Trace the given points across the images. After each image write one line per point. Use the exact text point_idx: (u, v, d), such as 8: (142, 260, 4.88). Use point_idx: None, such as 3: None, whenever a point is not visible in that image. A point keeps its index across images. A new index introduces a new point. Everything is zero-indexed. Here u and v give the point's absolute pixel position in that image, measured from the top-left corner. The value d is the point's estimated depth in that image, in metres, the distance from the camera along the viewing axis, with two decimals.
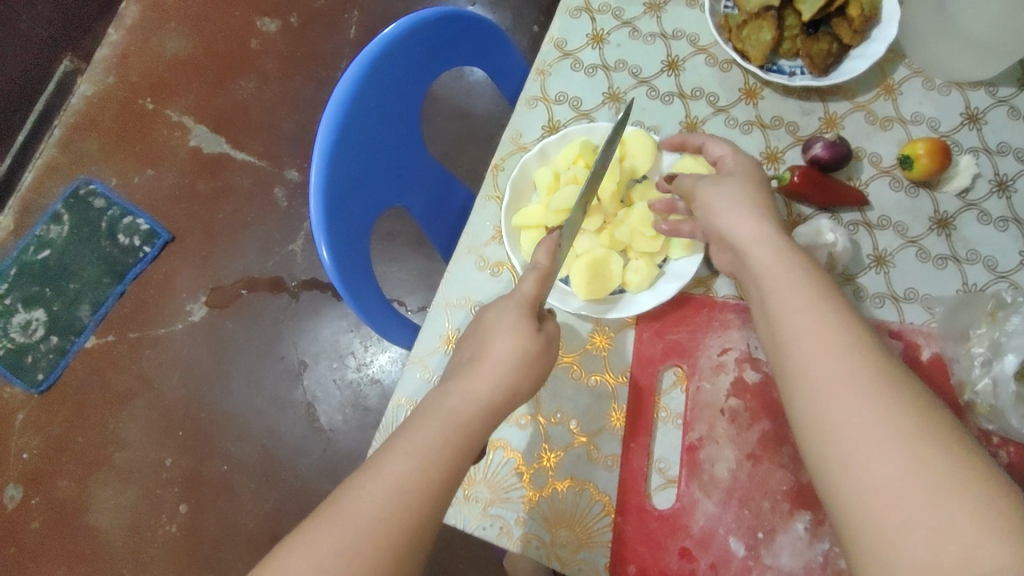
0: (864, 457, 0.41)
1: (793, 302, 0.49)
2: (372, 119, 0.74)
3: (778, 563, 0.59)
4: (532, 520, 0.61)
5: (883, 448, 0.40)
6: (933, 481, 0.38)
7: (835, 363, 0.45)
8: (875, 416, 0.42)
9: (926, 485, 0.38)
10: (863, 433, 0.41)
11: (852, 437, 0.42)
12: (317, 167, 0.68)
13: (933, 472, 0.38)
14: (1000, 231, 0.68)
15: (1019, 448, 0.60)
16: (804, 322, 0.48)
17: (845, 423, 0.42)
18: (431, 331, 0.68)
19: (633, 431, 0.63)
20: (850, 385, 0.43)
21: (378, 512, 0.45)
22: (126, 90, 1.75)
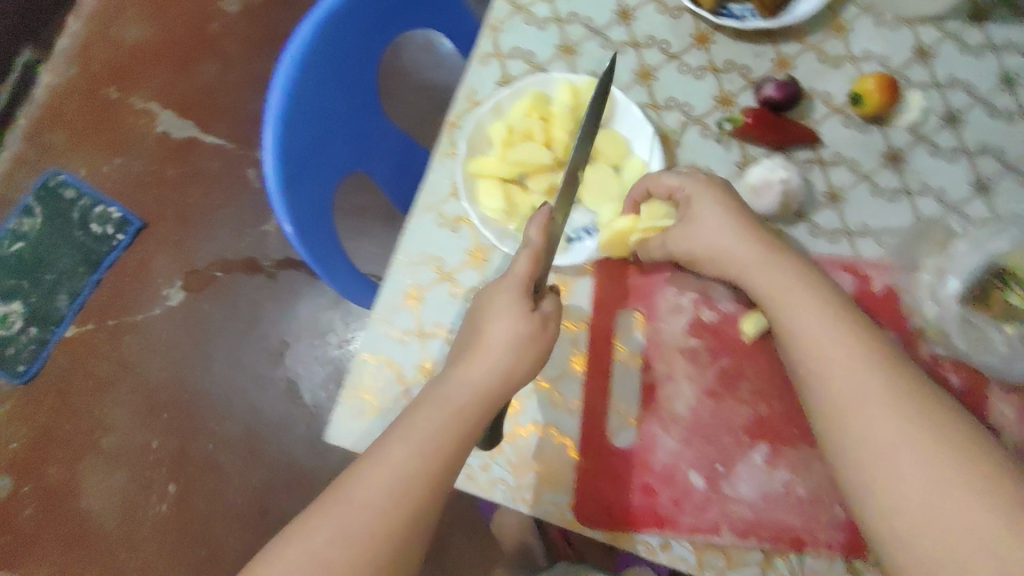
0: (872, 446, 0.46)
1: (789, 295, 0.53)
2: (328, 90, 0.74)
3: (738, 493, 0.61)
4: (496, 466, 0.64)
5: (882, 435, 0.45)
6: (928, 462, 0.43)
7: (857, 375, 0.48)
8: (871, 403, 0.46)
9: (920, 468, 0.43)
10: (865, 422, 0.46)
11: (857, 426, 0.47)
12: (272, 135, 0.67)
13: (925, 455, 0.44)
14: (951, 163, 0.69)
15: (970, 371, 0.62)
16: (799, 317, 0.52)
17: (848, 414, 0.47)
18: (393, 288, 0.69)
19: (592, 374, 0.65)
20: (850, 374, 0.48)
21: (370, 503, 0.48)
22: (89, 80, 1.72)
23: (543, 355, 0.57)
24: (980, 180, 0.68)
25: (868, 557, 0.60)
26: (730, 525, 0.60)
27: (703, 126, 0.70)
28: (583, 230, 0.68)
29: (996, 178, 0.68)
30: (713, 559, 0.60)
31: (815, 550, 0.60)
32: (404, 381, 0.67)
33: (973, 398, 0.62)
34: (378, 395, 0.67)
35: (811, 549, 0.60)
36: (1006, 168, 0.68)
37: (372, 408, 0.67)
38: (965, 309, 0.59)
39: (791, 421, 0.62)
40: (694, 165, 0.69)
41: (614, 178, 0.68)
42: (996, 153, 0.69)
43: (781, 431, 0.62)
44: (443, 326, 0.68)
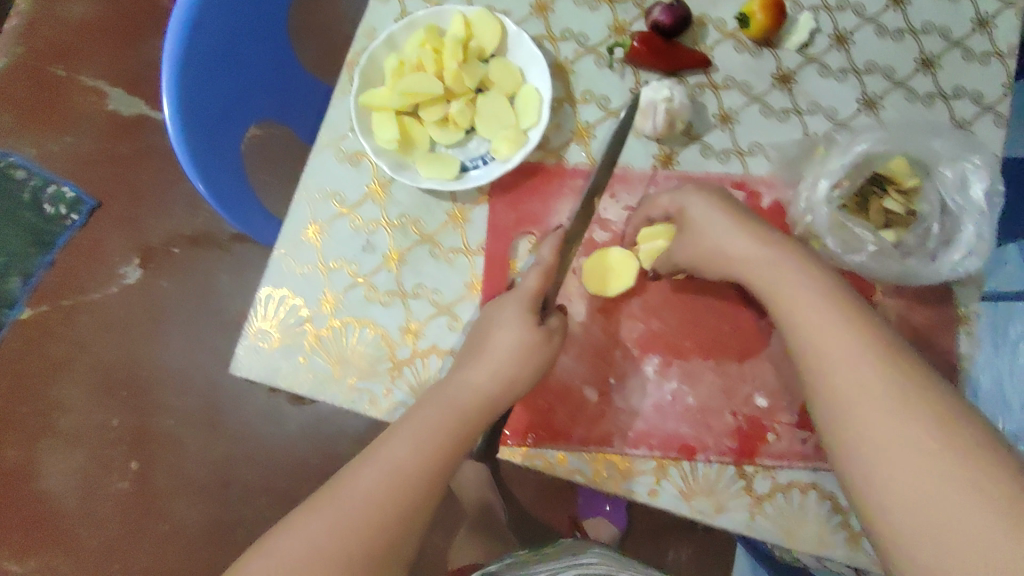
0: (878, 442, 0.41)
1: (800, 295, 0.48)
2: (232, 46, 0.73)
3: (630, 405, 0.64)
4: (397, 391, 0.65)
5: (899, 440, 0.40)
6: (949, 474, 0.38)
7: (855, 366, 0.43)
8: (889, 407, 0.41)
9: (938, 479, 0.38)
10: (879, 427, 0.41)
11: (872, 431, 0.41)
12: (169, 100, 0.68)
13: (946, 465, 0.38)
14: (841, 83, 0.69)
15: (852, 278, 0.65)
16: (809, 313, 0.47)
17: (863, 417, 0.42)
18: (295, 223, 0.69)
19: (488, 297, 0.67)
20: (865, 375, 0.42)
21: (362, 509, 0.45)
22: (33, 59, 1.66)
23: (529, 360, 0.57)
24: (868, 98, 0.69)
25: (755, 462, 0.62)
26: (623, 436, 0.63)
27: (597, 55, 0.71)
28: (478, 159, 0.69)
29: (883, 95, 0.69)
30: (609, 470, 0.62)
31: (705, 458, 0.62)
32: (306, 313, 0.68)
33: None
34: (280, 326, 0.68)
35: (701, 457, 0.62)
36: (893, 85, 0.69)
37: (273, 339, 0.67)
38: (834, 212, 0.59)
39: (681, 334, 0.65)
40: (588, 93, 0.70)
41: (506, 107, 0.68)
42: (884, 72, 0.69)
43: (671, 344, 0.64)
44: (345, 259, 0.69)
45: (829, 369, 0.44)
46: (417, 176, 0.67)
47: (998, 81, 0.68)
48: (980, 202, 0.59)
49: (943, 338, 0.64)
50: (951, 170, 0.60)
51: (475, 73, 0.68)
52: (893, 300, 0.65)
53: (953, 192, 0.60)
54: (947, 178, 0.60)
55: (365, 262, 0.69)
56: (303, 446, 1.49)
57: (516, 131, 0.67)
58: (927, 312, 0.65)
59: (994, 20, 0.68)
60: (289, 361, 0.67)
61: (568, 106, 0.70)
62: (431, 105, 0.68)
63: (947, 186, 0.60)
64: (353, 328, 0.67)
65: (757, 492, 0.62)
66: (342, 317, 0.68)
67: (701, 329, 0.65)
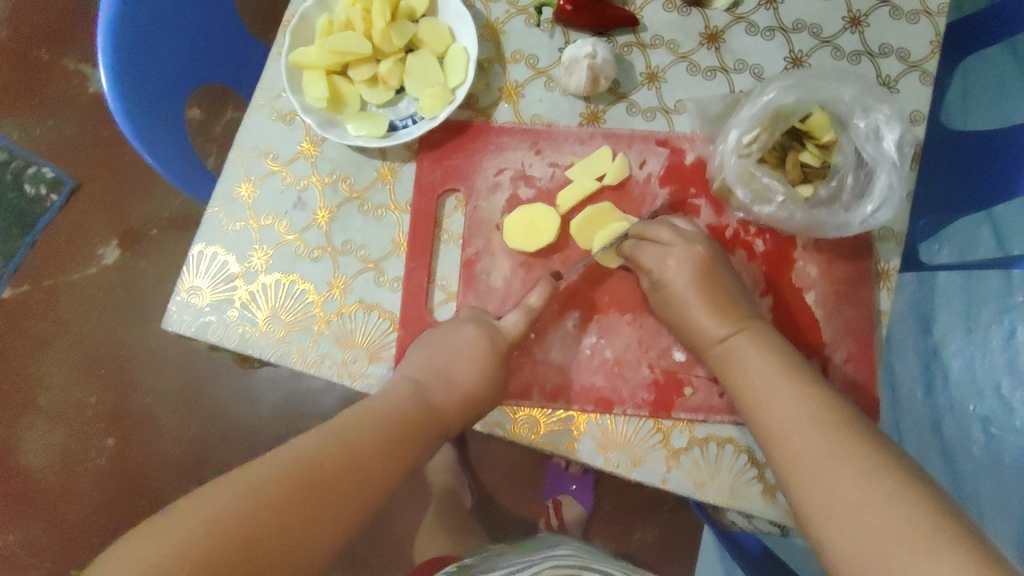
0: (833, 494, 0.43)
1: (771, 389, 0.52)
2: (165, 19, 0.75)
3: (548, 357, 0.65)
4: (323, 343, 0.66)
5: (859, 514, 0.41)
6: (909, 537, 0.38)
7: (809, 433, 0.47)
8: (832, 452, 0.45)
9: (898, 536, 0.39)
10: (841, 502, 0.43)
11: (835, 508, 0.43)
12: (107, 72, 0.70)
13: (908, 531, 0.39)
14: (767, 41, 0.69)
15: (773, 235, 0.66)
16: (780, 407, 0.50)
17: (826, 495, 0.44)
18: (229, 180, 0.70)
19: (413, 252, 0.67)
20: (827, 459, 0.45)
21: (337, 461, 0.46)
22: (18, 41, 1.55)
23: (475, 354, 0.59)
24: (795, 56, 0.69)
25: (672, 414, 0.62)
26: (540, 387, 0.64)
27: (527, 16, 0.71)
28: (408, 117, 0.70)
29: (810, 53, 0.69)
30: (528, 423, 0.63)
31: (622, 411, 0.63)
32: (237, 269, 0.68)
33: (776, 259, 0.66)
34: (212, 283, 0.68)
35: (618, 410, 0.63)
36: (820, 44, 0.69)
37: (203, 294, 0.68)
38: (744, 160, 0.61)
39: (601, 289, 0.65)
40: (518, 53, 0.71)
41: (434, 65, 0.68)
42: (811, 30, 0.69)
43: (592, 299, 0.65)
44: (276, 216, 0.70)
45: (796, 459, 0.47)
46: (346, 133, 0.68)
47: (926, 39, 0.68)
48: (892, 153, 0.59)
49: (860, 292, 0.65)
50: (864, 121, 0.60)
51: (404, 31, 0.67)
52: (814, 255, 0.66)
53: (866, 142, 0.60)
54: (860, 129, 0.60)
55: (295, 219, 0.69)
56: (275, 425, 1.40)
57: (445, 88, 0.68)
58: (846, 266, 0.65)
59: None
60: (221, 316, 0.67)
61: (498, 66, 0.71)
62: (360, 64, 0.68)
63: (859, 136, 0.60)
64: (282, 283, 0.68)
65: (674, 445, 0.62)
66: (273, 273, 0.68)
67: (620, 285, 0.65)
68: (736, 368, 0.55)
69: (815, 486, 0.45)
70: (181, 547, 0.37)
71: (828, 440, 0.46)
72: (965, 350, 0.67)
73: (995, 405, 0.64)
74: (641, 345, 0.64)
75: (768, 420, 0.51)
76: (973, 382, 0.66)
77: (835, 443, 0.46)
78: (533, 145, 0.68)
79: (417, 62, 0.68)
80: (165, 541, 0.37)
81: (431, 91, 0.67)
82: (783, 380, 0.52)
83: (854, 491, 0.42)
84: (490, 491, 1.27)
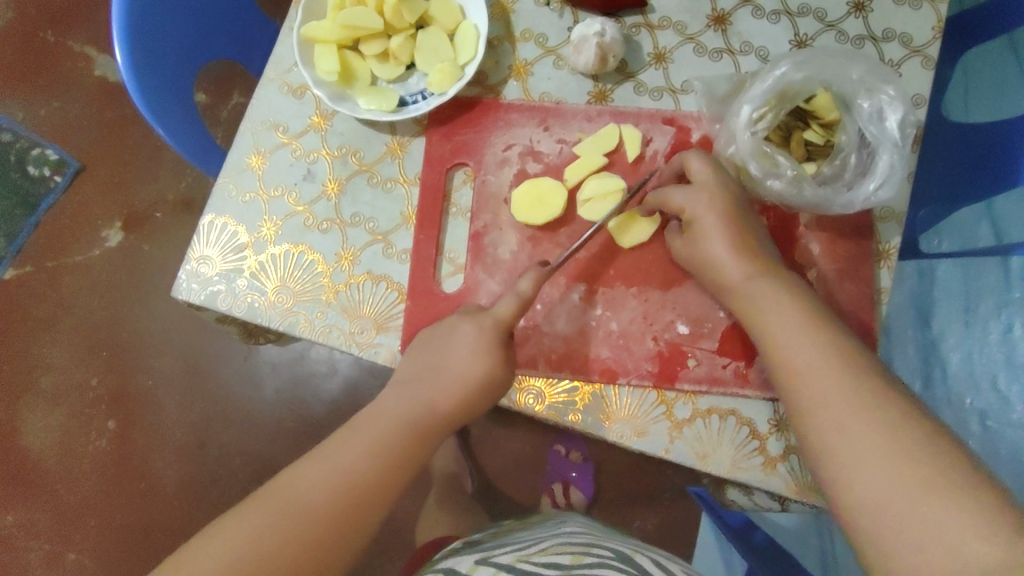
0: (869, 479, 0.42)
1: (799, 362, 0.50)
2: None
3: (553, 330, 0.65)
4: (331, 313, 0.67)
5: (886, 493, 0.41)
6: (930, 514, 0.39)
7: (843, 409, 0.46)
8: (870, 438, 0.44)
9: (939, 530, 0.38)
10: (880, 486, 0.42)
11: (859, 479, 0.43)
12: (121, 42, 0.70)
13: (937, 515, 0.39)
14: (773, 24, 0.70)
15: (777, 213, 0.67)
16: (810, 381, 0.48)
17: (848, 465, 0.44)
18: (239, 152, 0.71)
19: (422, 224, 0.68)
20: (849, 428, 0.45)
21: (408, 408, 0.56)
22: (25, 23, 1.55)
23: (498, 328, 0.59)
24: (800, 39, 0.70)
25: (675, 385, 0.63)
26: (546, 358, 0.65)
27: None
28: (418, 93, 0.70)
29: (816, 37, 0.70)
30: (533, 394, 0.65)
31: (626, 382, 0.64)
32: (246, 240, 0.69)
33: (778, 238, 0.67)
34: (223, 253, 0.69)
35: (622, 381, 0.64)
36: (825, 27, 0.70)
37: (214, 265, 0.68)
38: (755, 137, 0.62)
39: (606, 263, 0.66)
40: (527, 32, 0.72)
41: (443, 41, 0.69)
42: (816, 14, 0.70)
43: (597, 273, 0.66)
44: (286, 188, 0.70)
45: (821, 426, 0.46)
46: (356, 107, 0.69)
47: (930, 24, 0.69)
48: (894, 133, 0.60)
49: (864, 269, 0.66)
50: (868, 101, 0.61)
51: (415, 6, 0.68)
52: (815, 233, 0.67)
53: (869, 122, 0.61)
54: (864, 109, 0.61)
55: (305, 191, 0.70)
56: (278, 408, 1.41)
57: (455, 65, 0.69)
58: (847, 245, 0.66)
59: None
60: (232, 287, 0.68)
61: (508, 44, 0.72)
62: (371, 38, 0.69)
63: (863, 116, 0.61)
64: (291, 254, 0.69)
65: (677, 417, 0.63)
66: (281, 244, 0.69)
67: (627, 259, 0.66)
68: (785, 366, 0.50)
69: (886, 502, 0.41)
70: (336, 475, 0.50)
71: (864, 418, 0.45)
72: (962, 343, 0.75)
73: (992, 398, 0.74)
74: (647, 319, 0.65)
75: (802, 393, 0.49)
76: (970, 376, 0.75)
77: (905, 460, 0.42)
78: (541, 121, 0.69)
79: (427, 37, 0.69)
80: (324, 472, 0.50)
81: (441, 67, 0.68)
82: (812, 351, 0.49)
83: (879, 465, 0.42)
84: (490, 477, 1.28)
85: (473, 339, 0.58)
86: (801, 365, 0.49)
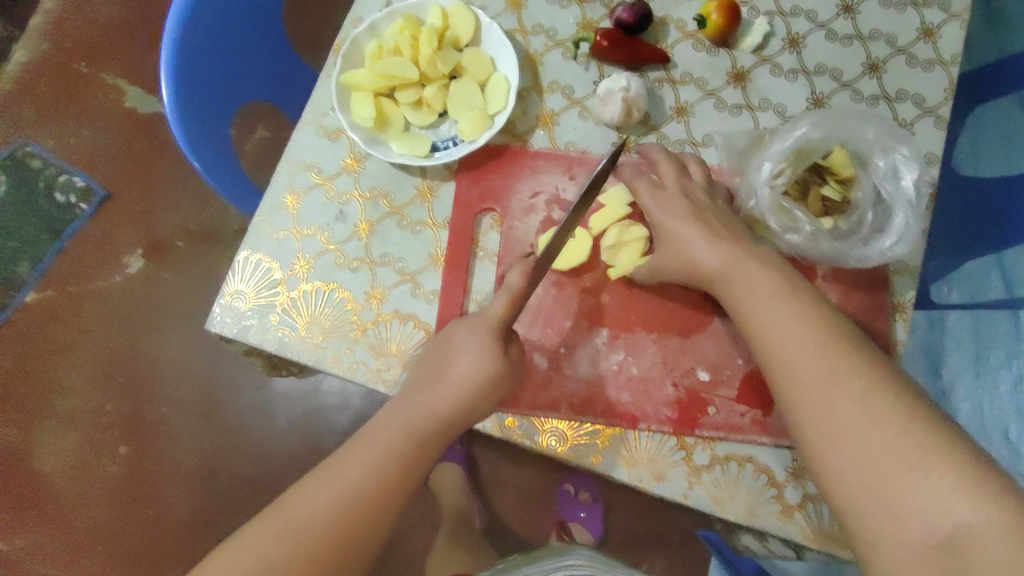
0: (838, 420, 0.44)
1: (774, 316, 0.51)
2: (220, 35, 0.79)
3: (576, 373, 0.67)
4: (359, 351, 0.69)
5: (854, 431, 0.43)
6: (890, 450, 0.41)
7: (814, 356, 0.47)
8: (841, 382, 0.45)
9: (903, 466, 0.40)
10: (849, 426, 0.43)
11: (820, 427, 0.44)
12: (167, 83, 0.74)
13: (901, 449, 0.40)
14: (790, 82, 0.73)
15: (795, 265, 0.69)
16: (786, 332, 0.50)
17: (817, 410, 0.45)
18: (275, 192, 0.74)
19: (450, 266, 0.71)
20: (816, 374, 0.46)
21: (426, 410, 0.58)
22: (61, 55, 1.61)
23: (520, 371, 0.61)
24: (816, 97, 0.73)
25: (695, 432, 0.64)
26: (568, 401, 0.66)
27: (564, 49, 0.76)
28: (449, 140, 0.74)
29: (831, 95, 0.73)
30: (555, 435, 0.66)
31: (646, 427, 0.65)
32: (280, 276, 0.71)
33: None
34: (255, 289, 0.71)
35: (643, 426, 0.65)
36: (840, 86, 0.73)
37: (246, 299, 0.70)
38: (775, 193, 0.64)
39: (628, 308, 0.68)
40: (554, 83, 0.75)
41: (475, 91, 0.72)
42: (832, 74, 0.73)
43: (618, 318, 0.68)
44: (318, 227, 0.73)
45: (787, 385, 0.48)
46: (390, 152, 0.72)
47: (941, 85, 0.72)
48: (909, 192, 0.63)
49: (881, 322, 0.67)
50: (883, 160, 0.64)
51: (449, 58, 0.72)
52: (833, 285, 0.68)
53: (884, 180, 0.63)
54: (879, 167, 0.64)
55: (337, 230, 0.73)
56: (289, 438, 1.41)
57: (486, 113, 0.72)
58: (864, 297, 0.68)
59: (939, 30, 0.73)
60: (262, 321, 0.70)
61: (536, 95, 0.75)
62: (406, 86, 0.72)
63: (879, 174, 0.64)
64: (321, 291, 0.71)
65: (696, 462, 0.64)
66: (313, 280, 0.71)
67: (649, 306, 0.68)
68: (760, 322, 0.52)
69: (852, 440, 0.43)
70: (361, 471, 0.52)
71: (835, 361, 0.46)
72: (973, 394, 0.75)
73: (1003, 447, 0.72)
74: (667, 365, 0.66)
75: (774, 342, 0.50)
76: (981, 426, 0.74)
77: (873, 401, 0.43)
78: (567, 170, 0.72)
79: (460, 87, 0.72)
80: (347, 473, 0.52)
81: (473, 114, 0.71)
82: (787, 308, 0.51)
83: (837, 411, 0.44)
84: (499, 513, 1.28)
85: (497, 378, 0.60)
86: (775, 320, 0.51)
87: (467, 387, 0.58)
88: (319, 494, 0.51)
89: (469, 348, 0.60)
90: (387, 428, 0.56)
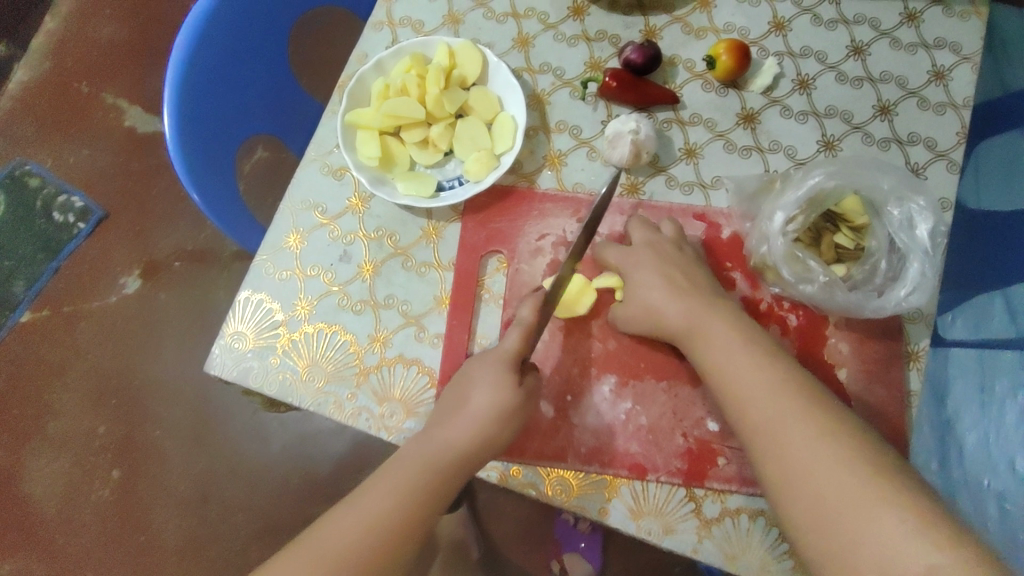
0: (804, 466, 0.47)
1: (742, 361, 0.54)
2: (225, 69, 0.78)
3: (584, 422, 0.66)
4: (361, 396, 0.67)
5: (819, 477, 0.46)
6: (855, 498, 0.44)
7: (781, 403, 0.50)
8: (806, 429, 0.48)
9: (866, 512, 0.43)
10: (815, 472, 0.46)
11: (787, 473, 0.47)
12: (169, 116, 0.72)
13: (862, 495, 0.43)
14: (801, 124, 0.73)
15: (807, 312, 0.68)
16: (754, 378, 0.52)
17: (784, 456, 0.48)
18: (278, 231, 0.73)
19: (455, 310, 0.69)
20: (783, 420, 0.49)
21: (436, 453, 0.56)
22: (62, 74, 1.60)
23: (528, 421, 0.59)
24: (828, 140, 0.72)
25: (705, 484, 0.63)
26: (576, 451, 0.65)
27: (572, 88, 0.75)
28: (455, 179, 0.73)
29: (842, 138, 0.72)
30: (561, 485, 0.64)
31: (655, 479, 0.63)
32: (281, 318, 0.70)
33: (808, 336, 0.67)
34: (255, 329, 0.70)
35: (652, 477, 0.63)
36: (852, 129, 0.72)
37: (247, 340, 0.69)
38: (789, 243, 0.63)
39: (636, 355, 0.67)
40: (562, 124, 0.74)
41: (482, 131, 0.71)
42: (842, 116, 0.73)
43: (627, 365, 0.67)
44: (322, 267, 0.72)
45: (741, 412, 0.52)
46: (395, 192, 0.71)
47: (953, 130, 0.71)
48: (924, 242, 0.62)
49: (894, 371, 0.66)
50: (898, 210, 0.63)
51: (456, 97, 0.71)
52: (845, 332, 0.67)
53: (899, 230, 0.62)
54: (894, 217, 0.63)
55: (341, 271, 0.72)
56: (284, 465, 1.39)
57: (493, 153, 0.71)
58: (876, 345, 0.67)
59: (949, 73, 0.72)
60: (262, 362, 0.69)
61: (543, 135, 0.74)
62: (412, 125, 0.71)
63: (893, 224, 0.63)
64: (323, 333, 0.70)
65: (706, 515, 0.62)
66: (315, 322, 0.70)
67: (657, 354, 0.67)
68: (730, 367, 0.55)
69: (818, 486, 0.46)
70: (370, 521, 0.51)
71: (800, 408, 0.49)
72: (979, 425, 0.73)
73: (1008, 480, 0.73)
74: (676, 414, 0.65)
75: (741, 388, 0.53)
76: (988, 459, 0.73)
77: (837, 449, 0.46)
78: (574, 213, 0.71)
79: (467, 125, 0.71)
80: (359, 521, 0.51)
81: (479, 154, 0.71)
82: (755, 354, 0.54)
83: (802, 458, 0.47)
84: (495, 544, 1.26)
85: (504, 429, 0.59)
86: (745, 366, 0.53)
87: (472, 436, 0.57)
88: (337, 534, 0.51)
89: (474, 396, 0.58)
90: (398, 463, 0.56)
